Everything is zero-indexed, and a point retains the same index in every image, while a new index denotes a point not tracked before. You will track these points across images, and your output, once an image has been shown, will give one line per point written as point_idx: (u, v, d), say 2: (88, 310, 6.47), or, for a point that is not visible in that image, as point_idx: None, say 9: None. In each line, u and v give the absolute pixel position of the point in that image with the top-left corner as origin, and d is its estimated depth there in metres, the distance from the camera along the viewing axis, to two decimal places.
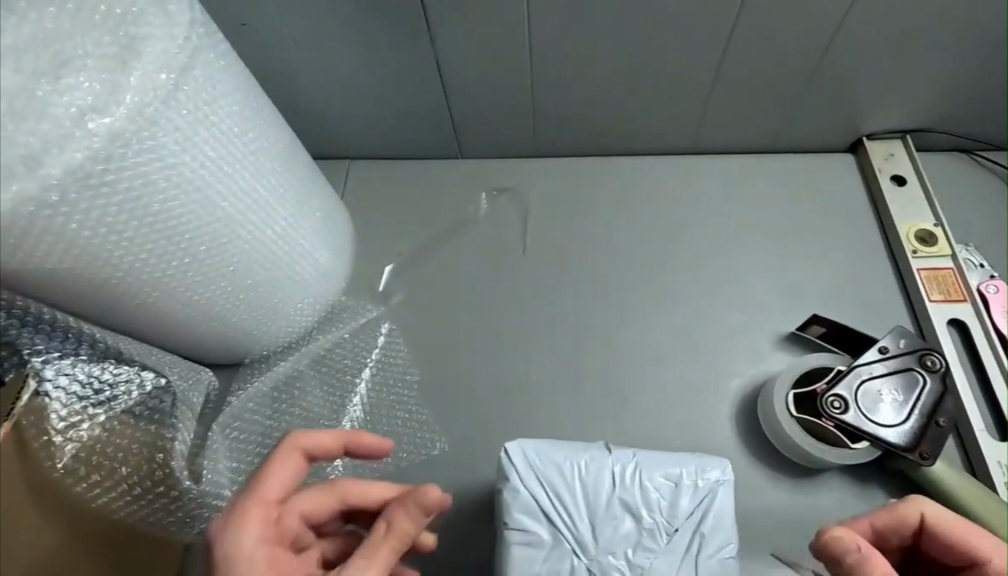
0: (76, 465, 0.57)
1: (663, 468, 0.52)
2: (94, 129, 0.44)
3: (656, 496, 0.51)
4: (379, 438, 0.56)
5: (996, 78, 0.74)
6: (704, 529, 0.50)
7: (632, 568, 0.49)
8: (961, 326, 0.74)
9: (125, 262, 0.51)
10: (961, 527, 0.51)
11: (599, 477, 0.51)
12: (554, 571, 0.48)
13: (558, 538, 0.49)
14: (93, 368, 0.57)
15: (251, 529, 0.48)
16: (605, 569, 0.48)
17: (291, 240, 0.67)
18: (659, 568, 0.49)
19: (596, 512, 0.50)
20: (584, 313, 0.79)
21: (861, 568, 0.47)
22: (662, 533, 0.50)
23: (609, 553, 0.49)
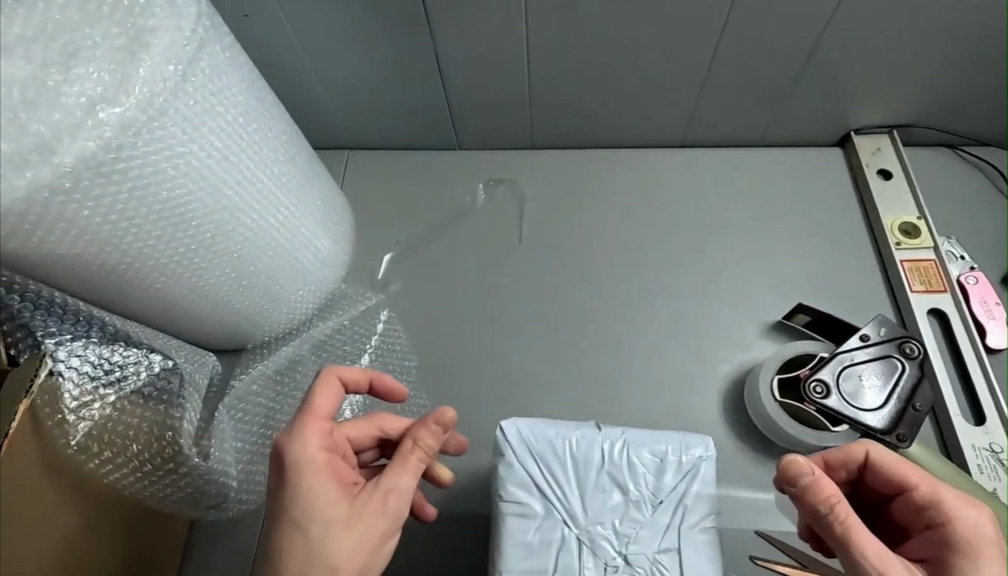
0: (89, 442, 0.58)
1: (649, 445, 0.54)
2: (106, 118, 0.46)
3: (642, 470, 0.53)
4: (396, 382, 0.63)
5: (978, 76, 0.77)
6: (687, 500, 0.52)
7: (619, 537, 0.51)
8: (941, 316, 0.76)
9: (134, 247, 0.53)
10: (904, 465, 0.54)
11: (589, 454, 0.54)
12: (546, 540, 0.50)
13: (550, 508, 0.51)
14: (103, 351, 0.59)
15: (313, 434, 0.53)
16: (594, 538, 0.51)
17: (294, 229, 0.69)
18: (644, 537, 0.51)
19: (587, 483, 0.53)
20: (577, 301, 0.82)
21: (813, 490, 0.49)
22: (647, 505, 0.52)
23: (598, 523, 0.51)
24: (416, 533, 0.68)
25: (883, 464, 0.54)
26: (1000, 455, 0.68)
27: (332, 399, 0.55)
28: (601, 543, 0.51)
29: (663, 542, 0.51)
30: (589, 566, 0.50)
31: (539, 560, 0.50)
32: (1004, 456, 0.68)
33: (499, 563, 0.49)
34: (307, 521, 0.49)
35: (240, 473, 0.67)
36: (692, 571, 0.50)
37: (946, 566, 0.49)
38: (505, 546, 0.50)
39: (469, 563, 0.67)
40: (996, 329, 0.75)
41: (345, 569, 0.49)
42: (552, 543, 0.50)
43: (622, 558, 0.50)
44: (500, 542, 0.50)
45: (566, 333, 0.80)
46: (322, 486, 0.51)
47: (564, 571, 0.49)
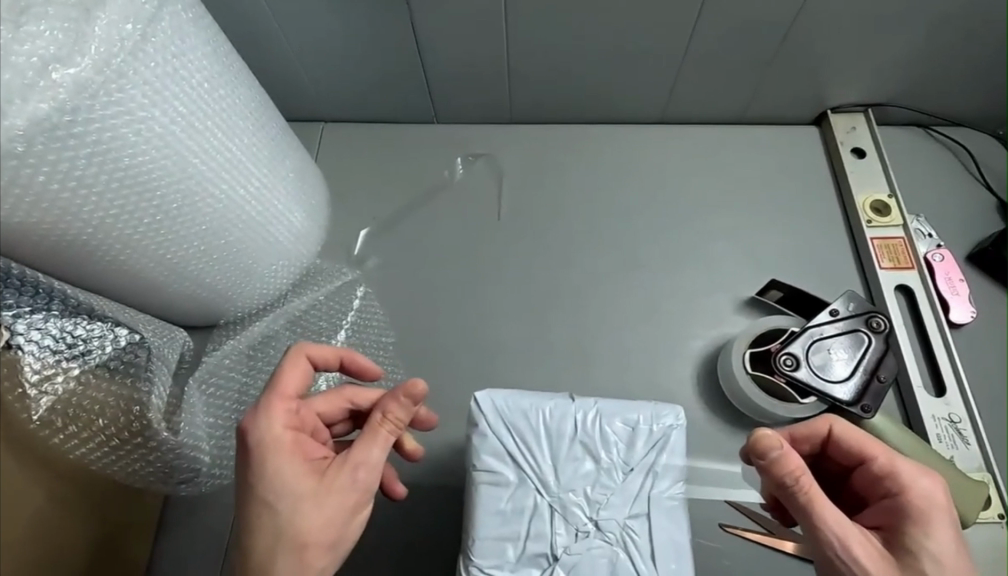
0: (53, 418, 0.57)
1: (621, 414, 0.55)
2: (59, 80, 0.44)
3: (613, 438, 0.54)
4: (368, 360, 0.62)
5: (950, 56, 0.77)
6: (658, 468, 0.53)
7: (590, 504, 0.52)
8: (908, 292, 0.78)
9: (96, 217, 0.51)
10: (866, 439, 0.56)
11: (563, 423, 0.54)
12: (519, 508, 0.51)
13: (523, 477, 0.52)
14: (65, 324, 0.55)
15: (279, 411, 0.52)
16: (566, 504, 0.52)
17: (265, 201, 0.67)
18: (615, 504, 0.52)
19: (559, 453, 0.53)
20: (554, 277, 0.82)
21: (782, 466, 0.50)
22: (618, 472, 0.53)
23: (570, 490, 0.52)
24: (391, 506, 0.68)
25: (846, 439, 0.57)
26: (958, 424, 0.70)
27: (298, 378, 0.54)
28: (573, 509, 0.51)
29: (633, 508, 0.52)
30: (561, 532, 0.51)
31: (511, 527, 0.50)
32: (961, 426, 0.70)
33: (472, 532, 0.50)
34: (276, 498, 0.50)
35: (209, 450, 0.66)
36: (661, 537, 0.51)
37: (897, 532, 0.51)
38: (479, 513, 0.50)
39: (443, 535, 0.68)
40: (958, 304, 0.77)
41: (314, 544, 0.50)
42: (525, 510, 0.51)
43: (593, 524, 0.51)
44: (473, 510, 0.51)
45: (544, 309, 0.80)
46: (291, 463, 0.51)
47: (536, 537, 0.50)
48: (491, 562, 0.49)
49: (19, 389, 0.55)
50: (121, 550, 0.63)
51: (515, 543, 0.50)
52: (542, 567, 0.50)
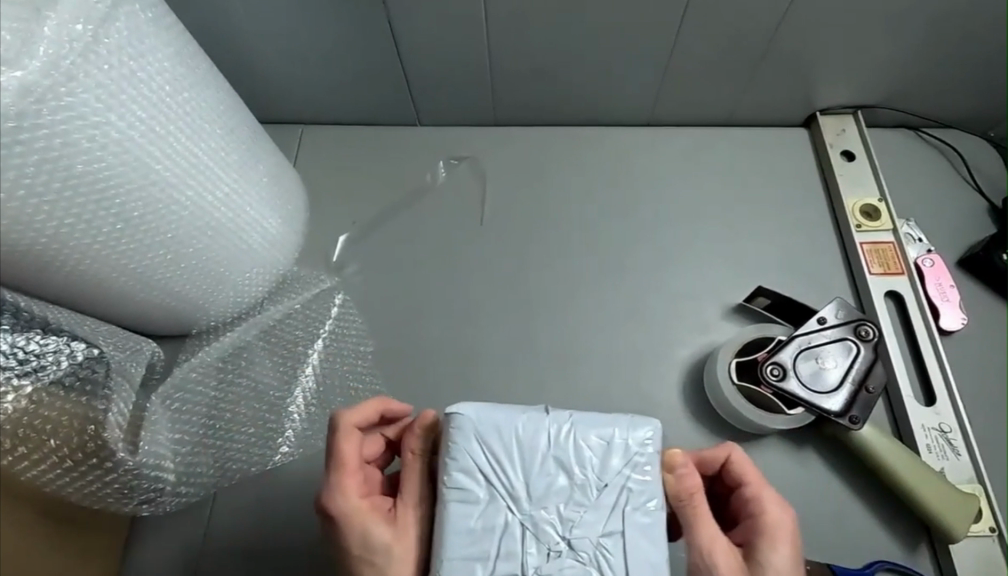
0: (3, 440, 0.53)
1: (597, 427, 0.51)
2: (4, 83, 0.41)
3: (588, 454, 0.50)
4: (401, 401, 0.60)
5: (939, 57, 0.76)
6: (632, 485, 0.49)
7: (563, 522, 0.48)
8: (898, 299, 0.76)
9: (49, 226, 0.49)
10: (753, 472, 0.55)
11: (536, 438, 0.50)
12: (488, 527, 0.48)
13: (494, 494, 0.49)
14: (17, 339, 0.52)
15: (352, 479, 0.52)
16: (537, 522, 0.48)
17: (235, 206, 0.65)
18: (588, 521, 0.48)
19: (533, 470, 0.49)
20: (538, 283, 0.80)
21: (683, 484, 0.52)
22: (592, 488, 0.49)
23: (541, 507, 0.49)
24: None
25: (737, 469, 0.55)
26: (948, 434, 0.68)
27: (353, 446, 0.53)
28: (547, 528, 0.48)
29: (607, 526, 0.48)
30: (532, 551, 0.47)
31: (480, 546, 0.47)
32: (952, 436, 0.68)
33: (440, 552, 0.47)
34: (374, 557, 0.50)
35: (174, 467, 0.63)
36: (637, 556, 0.48)
37: (753, 551, 0.52)
38: (447, 532, 0.48)
39: None
40: (950, 310, 0.75)
41: None
42: (495, 528, 0.48)
43: (565, 543, 0.48)
44: (441, 530, 0.48)
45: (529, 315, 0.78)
46: (377, 525, 0.50)
47: (505, 556, 0.47)
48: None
49: None
50: (87, 567, 0.60)
51: (484, 563, 0.47)
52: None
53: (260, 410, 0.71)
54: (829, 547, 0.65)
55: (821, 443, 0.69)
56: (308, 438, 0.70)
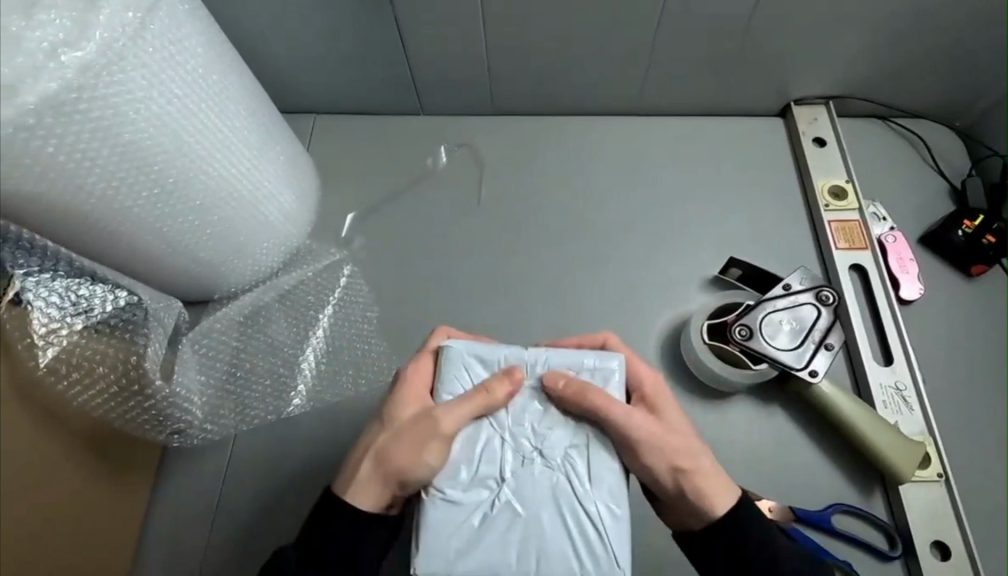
0: (59, 366, 0.61)
1: (572, 358, 0.55)
2: (68, 61, 0.49)
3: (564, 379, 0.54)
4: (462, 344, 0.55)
5: (899, 52, 0.83)
6: None
7: (538, 436, 0.51)
8: (862, 271, 0.82)
9: (99, 188, 0.56)
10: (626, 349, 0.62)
11: (517, 366, 0.54)
12: (471, 439, 0.51)
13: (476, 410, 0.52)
14: (70, 283, 0.60)
15: (469, 407, 0.51)
16: (515, 434, 0.51)
17: (255, 180, 0.72)
18: (560, 433, 0.51)
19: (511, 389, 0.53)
20: (528, 257, 0.87)
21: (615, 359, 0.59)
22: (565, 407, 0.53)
23: (520, 423, 0.52)
24: None
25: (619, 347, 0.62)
26: (903, 391, 0.74)
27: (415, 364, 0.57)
28: (523, 439, 0.51)
29: (577, 438, 0.51)
30: (509, 457, 0.50)
31: (463, 455, 0.51)
32: (906, 393, 0.74)
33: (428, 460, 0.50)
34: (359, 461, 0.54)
35: (199, 406, 0.71)
36: (600, 464, 0.51)
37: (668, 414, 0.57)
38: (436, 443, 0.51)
39: None
40: (909, 282, 0.81)
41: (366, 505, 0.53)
42: (477, 440, 0.51)
43: (539, 453, 0.51)
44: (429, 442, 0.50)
45: (519, 288, 0.85)
46: (431, 450, 0.50)
47: (486, 461, 0.50)
48: (444, 486, 0.49)
49: (28, 339, 0.58)
50: (121, 496, 0.68)
51: (466, 468, 0.50)
52: (488, 490, 0.49)
53: (275, 364, 0.78)
54: (790, 494, 0.71)
55: (786, 401, 0.75)
56: (319, 392, 0.77)
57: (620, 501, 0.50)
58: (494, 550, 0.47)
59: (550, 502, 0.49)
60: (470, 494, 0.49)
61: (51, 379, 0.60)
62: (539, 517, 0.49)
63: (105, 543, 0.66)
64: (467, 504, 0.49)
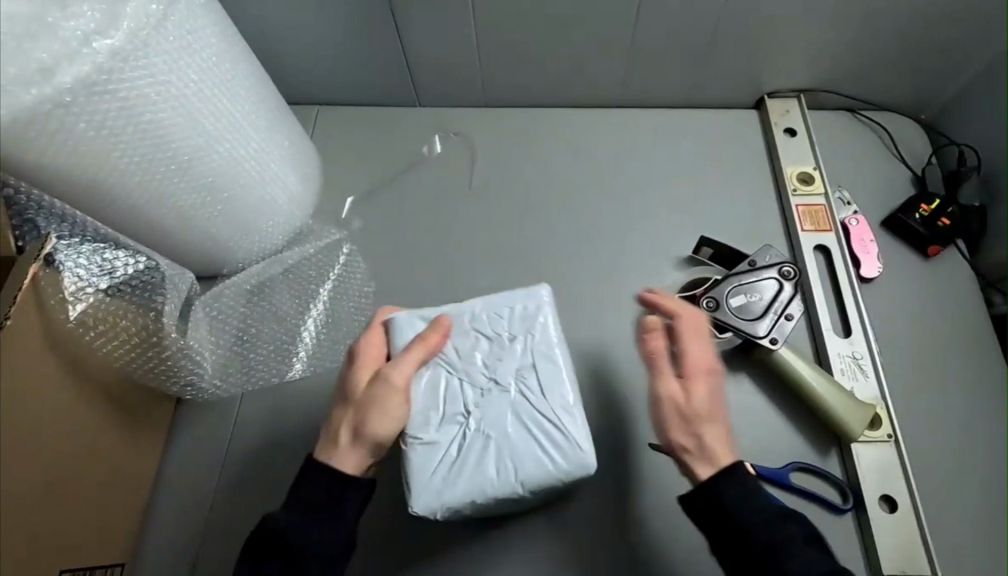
0: (87, 318, 0.66)
1: (500, 305, 0.66)
2: (98, 48, 0.57)
3: (497, 322, 0.65)
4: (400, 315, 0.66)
5: (862, 47, 0.89)
6: (534, 334, 0.65)
7: (489, 370, 0.63)
8: (826, 252, 0.88)
9: (123, 163, 0.63)
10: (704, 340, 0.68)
11: (455, 322, 0.66)
12: (433, 389, 0.63)
13: (426, 372, 0.63)
14: (96, 248, 0.67)
15: (418, 358, 0.61)
16: (468, 372, 0.63)
17: (263, 160, 0.79)
18: (506, 363, 0.64)
19: (455, 350, 0.64)
20: (515, 237, 0.93)
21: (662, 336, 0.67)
22: (504, 344, 0.65)
23: (470, 365, 0.64)
24: None
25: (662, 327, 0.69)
26: (859, 360, 0.80)
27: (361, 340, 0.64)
28: (479, 380, 0.63)
29: (521, 362, 0.64)
30: (469, 391, 0.63)
31: (430, 402, 0.62)
32: (862, 361, 0.80)
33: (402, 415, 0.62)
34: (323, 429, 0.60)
35: (209, 363, 0.78)
36: (546, 381, 0.63)
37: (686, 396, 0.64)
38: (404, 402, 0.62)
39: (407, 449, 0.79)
40: (869, 261, 0.87)
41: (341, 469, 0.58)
42: (438, 387, 0.63)
43: (493, 381, 0.63)
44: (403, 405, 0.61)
45: (508, 268, 0.91)
46: (394, 404, 0.59)
47: (450, 401, 0.62)
48: (420, 431, 0.61)
49: (60, 296, 0.63)
50: (141, 444, 0.75)
51: (436, 412, 0.62)
52: (457, 425, 0.61)
53: (279, 332, 0.84)
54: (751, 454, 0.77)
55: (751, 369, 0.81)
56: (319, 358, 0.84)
57: (568, 400, 0.62)
58: (477, 474, 0.59)
59: (515, 421, 0.61)
60: (444, 430, 0.61)
61: (80, 332, 0.66)
62: (508, 432, 0.61)
63: (123, 486, 0.72)
64: (443, 440, 0.60)
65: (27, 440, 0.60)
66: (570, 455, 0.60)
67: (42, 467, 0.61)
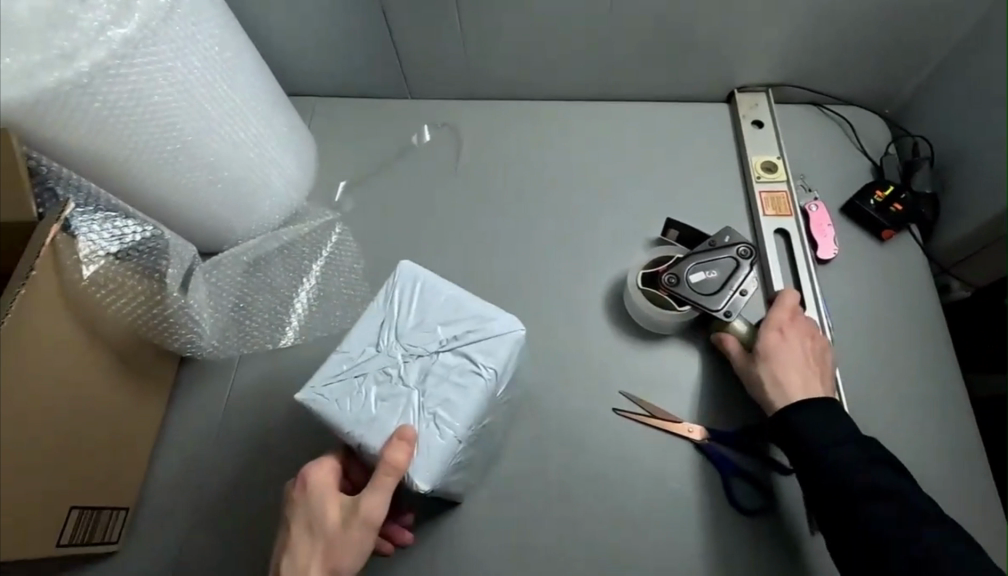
0: (100, 281, 0.73)
1: (345, 345, 0.64)
2: (112, 36, 0.64)
3: (365, 346, 0.64)
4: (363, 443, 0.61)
5: (822, 45, 0.94)
6: (382, 319, 0.65)
7: (411, 353, 0.63)
8: (786, 235, 0.94)
9: (132, 140, 0.70)
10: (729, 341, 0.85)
11: (354, 389, 0.61)
12: (425, 415, 0.60)
13: (433, 422, 0.59)
14: (107, 217, 0.73)
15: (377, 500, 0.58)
16: (403, 373, 0.62)
17: (260, 144, 0.85)
18: (405, 339, 0.64)
19: (398, 411, 0.60)
20: (495, 220, 0.99)
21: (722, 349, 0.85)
22: (390, 345, 0.64)
23: (404, 374, 0.62)
24: None
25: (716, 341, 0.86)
26: None
27: (316, 476, 0.62)
28: (405, 377, 0.62)
29: (409, 325, 0.65)
30: (415, 370, 0.62)
31: (427, 416, 0.60)
32: (813, 335, 0.87)
33: (435, 455, 0.58)
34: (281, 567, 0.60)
35: (207, 324, 0.84)
36: (434, 306, 0.66)
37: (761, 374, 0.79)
38: (430, 452, 0.58)
39: None
40: (825, 244, 0.93)
41: None
42: (416, 408, 0.60)
43: (422, 350, 0.63)
44: (437, 453, 0.58)
45: (488, 249, 0.97)
46: (360, 543, 0.59)
47: (431, 391, 0.61)
48: (453, 420, 0.59)
49: (75, 258, 0.70)
50: (146, 399, 0.83)
51: (440, 406, 0.60)
52: (448, 381, 0.61)
53: (274, 303, 0.91)
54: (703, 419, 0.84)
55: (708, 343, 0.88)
56: (310, 329, 0.91)
57: (456, 293, 0.67)
58: (503, 356, 0.62)
59: (453, 334, 0.64)
60: (449, 401, 0.60)
61: (90, 291, 0.72)
62: (468, 338, 0.63)
63: (128, 434, 0.80)
64: (460, 396, 0.61)
65: (33, 398, 0.65)
66: (414, 274, 0.67)
67: (56, 415, 0.68)
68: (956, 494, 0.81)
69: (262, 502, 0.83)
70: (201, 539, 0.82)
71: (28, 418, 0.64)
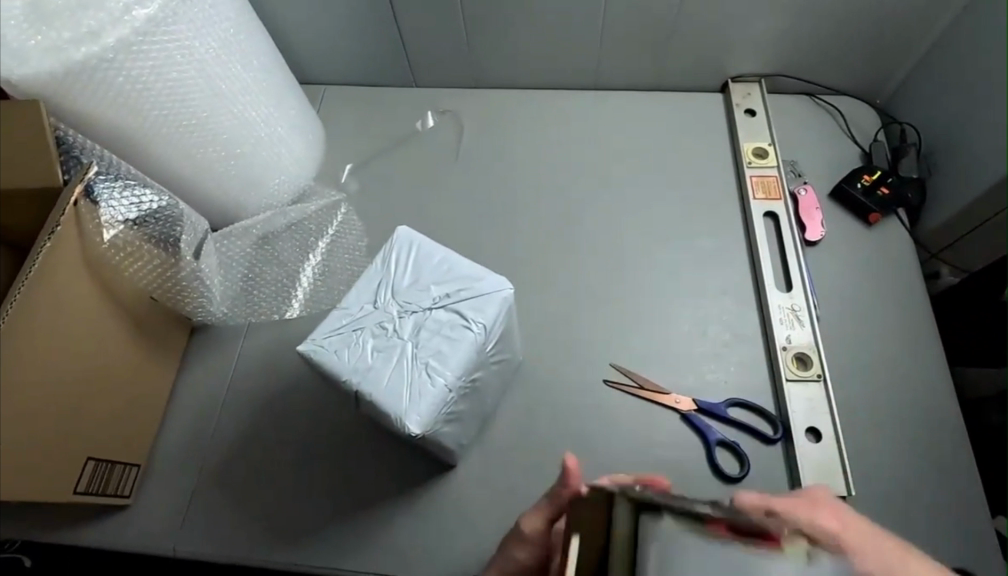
0: (117, 247, 0.77)
1: (344, 302, 0.68)
2: (136, 16, 0.69)
3: (362, 303, 0.68)
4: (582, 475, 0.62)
5: (811, 36, 0.97)
6: (377, 279, 0.70)
7: (407, 309, 0.67)
8: (774, 218, 0.98)
9: (151, 113, 0.75)
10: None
11: (350, 341, 0.65)
12: (419, 363, 0.64)
13: (426, 371, 0.63)
14: (126, 185, 0.76)
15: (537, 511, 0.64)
16: (399, 327, 0.66)
17: (270, 124, 0.90)
18: (401, 297, 0.68)
19: (392, 360, 0.64)
20: (494, 202, 1.03)
21: None
22: (386, 303, 0.68)
23: (400, 327, 0.66)
24: None
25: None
26: (796, 310, 0.90)
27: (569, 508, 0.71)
28: (399, 330, 0.66)
29: (404, 284, 0.69)
30: (410, 325, 0.66)
31: (420, 366, 0.64)
32: (799, 312, 0.90)
33: (428, 400, 0.62)
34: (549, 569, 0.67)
35: (217, 291, 0.88)
36: (428, 268, 0.70)
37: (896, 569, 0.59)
38: (423, 397, 0.62)
39: None
40: (813, 227, 0.96)
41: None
42: (410, 356, 0.64)
43: (417, 305, 0.67)
44: (429, 398, 0.62)
45: (486, 229, 1.01)
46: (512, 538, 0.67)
47: (424, 342, 0.65)
48: (446, 370, 0.63)
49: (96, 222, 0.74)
50: (156, 361, 0.87)
51: (432, 355, 0.64)
52: (442, 335, 0.65)
53: (282, 275, 0.96)
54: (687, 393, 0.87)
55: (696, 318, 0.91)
56: (315, 301, 0.95)
57: (449, 256, 0.71)
58: (493, 313, 0.67)
59: (445, 294, 0.68)
60: (444, 352, 0.64)
61: (108, 254, 0.76)
62: (459, 296, 0.67)
63: (137, 395, 0.84)
64: (452, 350, 0.64)
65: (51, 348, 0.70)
66: (411, 238, 0.72)
67: (71, 369, 0.73)
68: (937, 468, 0.83)
69: (264, 463, 0.86)
70: (206, 498, 0.85)
71: (32, 407, 0.69)
